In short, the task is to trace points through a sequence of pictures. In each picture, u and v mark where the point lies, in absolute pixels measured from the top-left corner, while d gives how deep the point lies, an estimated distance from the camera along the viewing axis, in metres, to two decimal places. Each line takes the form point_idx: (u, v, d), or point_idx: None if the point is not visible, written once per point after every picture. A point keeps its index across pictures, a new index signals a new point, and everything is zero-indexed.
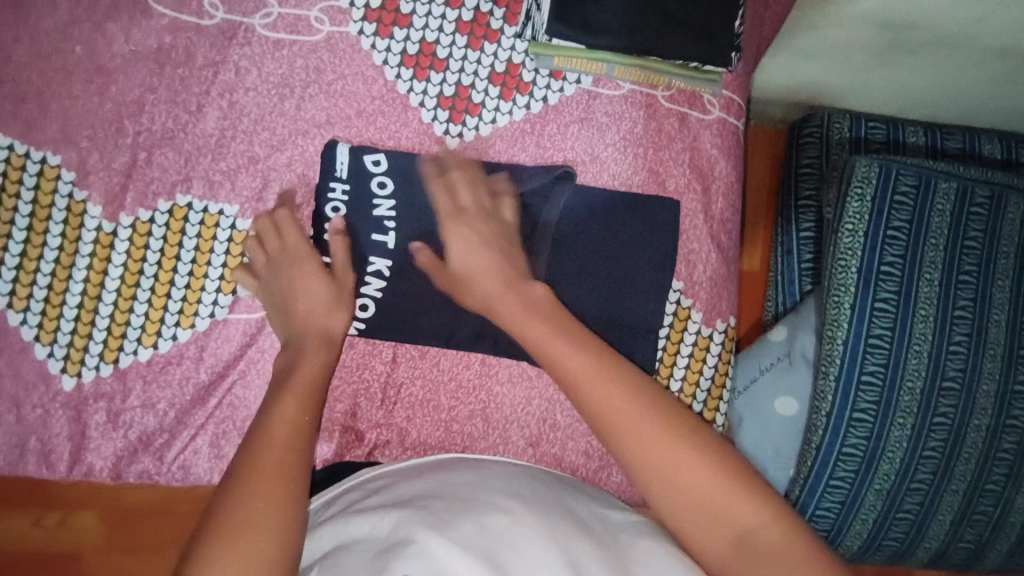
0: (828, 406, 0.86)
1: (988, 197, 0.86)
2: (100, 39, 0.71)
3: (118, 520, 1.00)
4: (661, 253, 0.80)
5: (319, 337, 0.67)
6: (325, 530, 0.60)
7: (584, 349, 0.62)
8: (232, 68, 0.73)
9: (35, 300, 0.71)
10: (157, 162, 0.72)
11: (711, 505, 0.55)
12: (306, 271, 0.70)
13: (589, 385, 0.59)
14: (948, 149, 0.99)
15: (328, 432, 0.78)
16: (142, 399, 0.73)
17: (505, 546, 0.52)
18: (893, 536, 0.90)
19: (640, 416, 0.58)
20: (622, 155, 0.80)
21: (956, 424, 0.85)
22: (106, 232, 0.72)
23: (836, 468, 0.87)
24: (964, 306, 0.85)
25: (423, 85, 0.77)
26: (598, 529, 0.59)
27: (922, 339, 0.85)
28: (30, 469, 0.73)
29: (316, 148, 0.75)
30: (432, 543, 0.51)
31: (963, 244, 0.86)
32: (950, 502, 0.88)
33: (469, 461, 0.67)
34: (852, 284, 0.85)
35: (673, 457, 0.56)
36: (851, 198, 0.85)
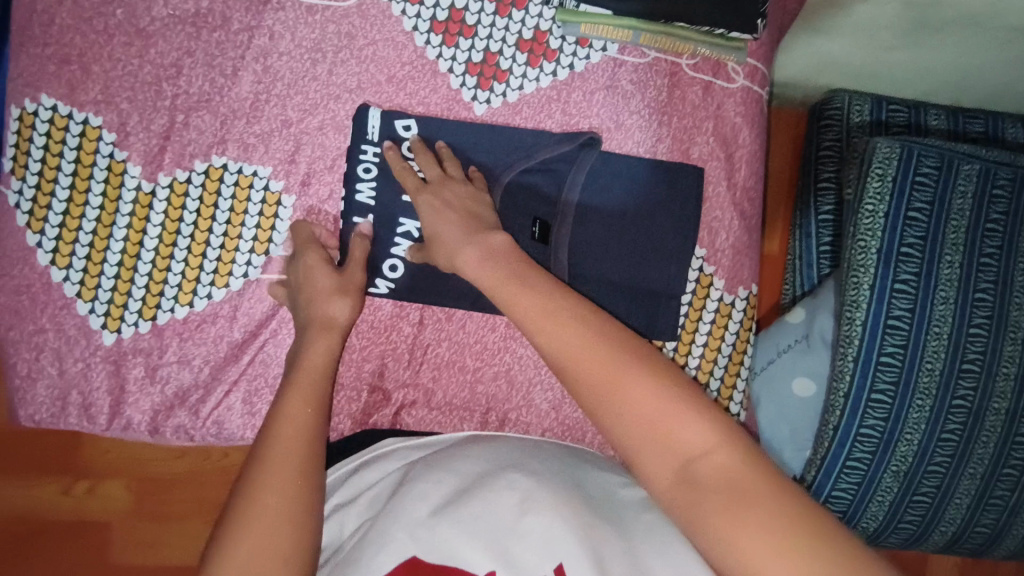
0: (846, 386, 0.86)
1: (1010, 179, 0.86)
2: (140, 3, 0.72)
3: (145, 489, 1.02)
4: (684, 220, 0.81)
5: (322, 325, 0.69)
6: (346, 511, 0.63)
7: (543, 287, 0.60)
8: (266, 32, 0.75)
9: (77, 258, 0.74)
10: (194, 124, 0.74)
11: (653, 425, 0.49)
12: (314, 265, 0.72)
13: (540, 314, 0.58)
14: (970, 133, 1.00)
15: (356, 392, 0.79)
16: (179, 355, 0.76)
17: (514, 529, 0.53)
18: (909, 518, 0.91)
19: (582, 339, 0.55)
20: (646, 122, 0.81)
21: (975, 407, 0.85)
22: (145, 192, 0.74)
23: (853, 449, 0.86)
24: (986, 288, 0.84)
25: (452, 51, 0.78)
26: (604, 504, 0.59)
27: (942, 322, 0.84)
28: (71, 421, 0.75)
29: (348, 112, 0.77)
30: (442, 527, 0.54)
31: (985, 227, 0.85)
32: (967, 486, 0.88)
33: (481, 438, 0.70)
34: (872, 264, 0.85)
35: (614, 375, 0.52)
36: (871, 177, 0.87)
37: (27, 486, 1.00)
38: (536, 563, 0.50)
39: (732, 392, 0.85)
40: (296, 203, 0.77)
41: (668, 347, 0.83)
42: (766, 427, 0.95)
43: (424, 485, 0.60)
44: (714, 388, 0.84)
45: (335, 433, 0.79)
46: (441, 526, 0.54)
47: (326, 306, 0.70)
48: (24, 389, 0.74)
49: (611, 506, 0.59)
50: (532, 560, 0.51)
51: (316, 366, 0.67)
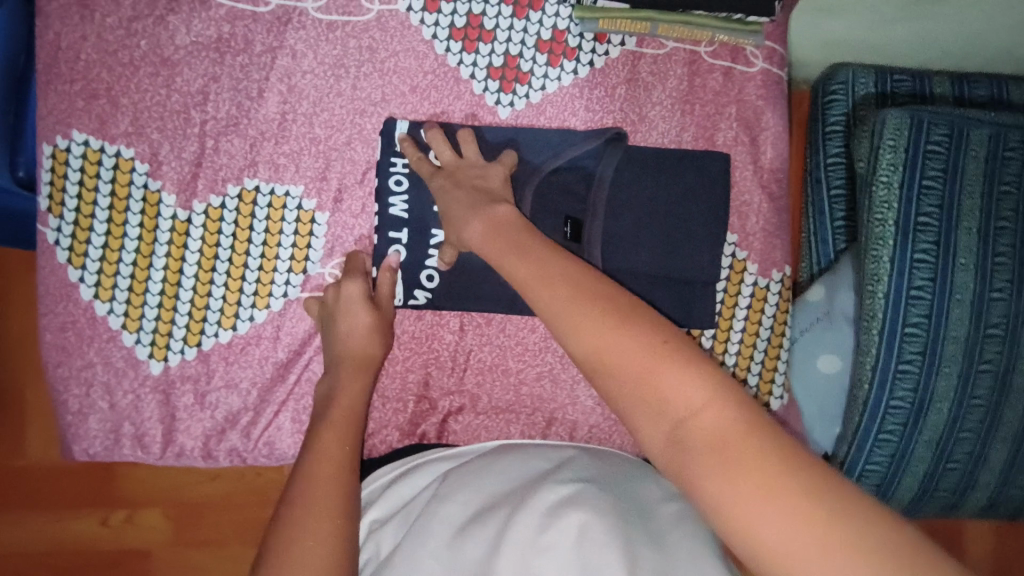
0: (873, 359, 0.86)
1: (1019, 142, 0.86)
2: (164, 33, 0.73)
3: (182, 514, 1.01)
4: (714, 206, 0.81)
5: (359, 364, 0.71)
6: (382, 532, 0.63)
7: (545, 265, 0.59)
8: (289, 52, 0.75)
9: (120, 290, 0.74)
10: (224, 149, 0.75)
11: (645, 390, 0.47)
12: (352, 301, 0.72)
13: (540, 294, 0.57)
14: (975, 97, 0.97)
15: (403, 402, 0.80)
16: (226, 380, 0.76)
17: (538, 545, 0.53)
18: (944, 487, 0.91)
19: (580, 314, 0.53)
20: (669, 113, 0.82)
21: (1002, 371, 0.85)
22: (181, 219, 0.75)
23: (884, 422, 0.87)
24: (1004, 252, 0.84)
25: (472, 57, 0.78)
26: (639, 507, 0.59)
27: (963, 288, 0.84)
28: (125, 452, 0.76)
29: (374, 125, 0.77)
30: (473, 546, 0.55)
31: (998, 190, 0.85)
32: (999, 450, 0.88)
33: (510, 447, 0.70)
34: (891, 236, 0.85)
35: (608, 346, 0.50)
36: (884, 150, 0.87)
37: (62, 520, 0.99)
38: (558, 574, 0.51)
39: (773, 376, 0.85)
40: (330, 220, 0.77)
41: (707, 335, 0.83)
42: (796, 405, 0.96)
43: (454, 504, 0.61)
44: (755, 373, 0.84)
45: (384, 445, 0.80)
46: (471, 544, 0.55)
47: (362, 346, 0.71)
48: (77, 425, 0.75)
49: (642, 513, 0.58)
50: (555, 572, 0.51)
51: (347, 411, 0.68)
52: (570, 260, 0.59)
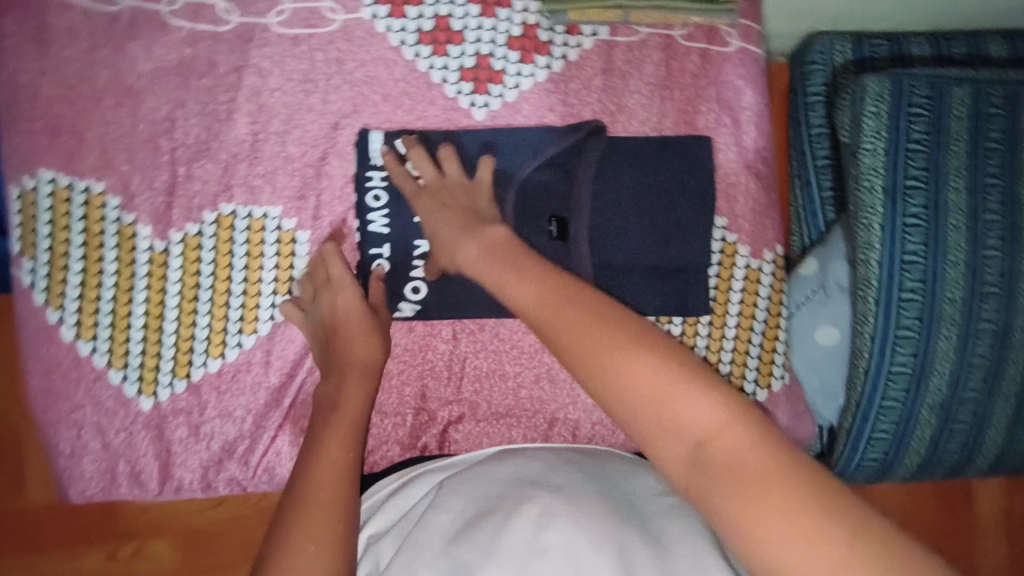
0: (871, 328, 0.85)
1: (1002, 97, 0.85)
2: (124, 61, 0.71)
3: (188, 542, 0.98)
4: (701, 192, 0.80)
5: (361, 372, 0.68)
6: (380, 545, 0.61)
7: (544, 285, 0.59)
8: (255, 70, 0.73)
9: (102, 327, 0.73)
10: (197, 175, 0.73)
11: (663, 411, 0.48)
12: (349, 304, 0.70)
13: (544, 313, 0.56)
14: (954, 56, 0.96)
15: (401, 416, 0.78)
16: (219, 409, 0.75)
17: (532, 546, 0.53)
18: (952, 449, 0.90)
19: (587, 334, 0.53)
20: (648, 100, 0.80)
21: (1002, 328, 0.84)
22: (159, 250, 0.73)
23: (887, 389, 0.86)
24: (995, 209, 0.84)
25: (443, 60, 0.77)
26: (637, 510, 0.59)
27: (956, 249, 0.84)
28: (123, 491, 0.74)
29: (348, 138, 0.75)
30: (463, 553, 0.54)
31: (985, 146, 0.84)
32: (1004, 407, 0.87)
33: (507, 453, 0.68)
34: (880, 203, 0.84)
35: (618, 367, 0.50)
36: (866, 117, 0.85)
37: (65, 558, 0.97)
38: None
39: (773, 356, 0.83)
40: (311, 238, 0.75)
41: (703, 322, 0.82)
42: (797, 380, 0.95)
43: (446, 514, 0.59)
44: (754, 356, 0.83)
45: (386, 461, 0.78)
46: (462, 552, 0.54)
47: (363, 355, 0.69)
48: (71, 467, 0.73)
49: (642, 518, 0.57)
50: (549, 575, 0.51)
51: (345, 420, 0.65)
52: (567, 278, 0.59)
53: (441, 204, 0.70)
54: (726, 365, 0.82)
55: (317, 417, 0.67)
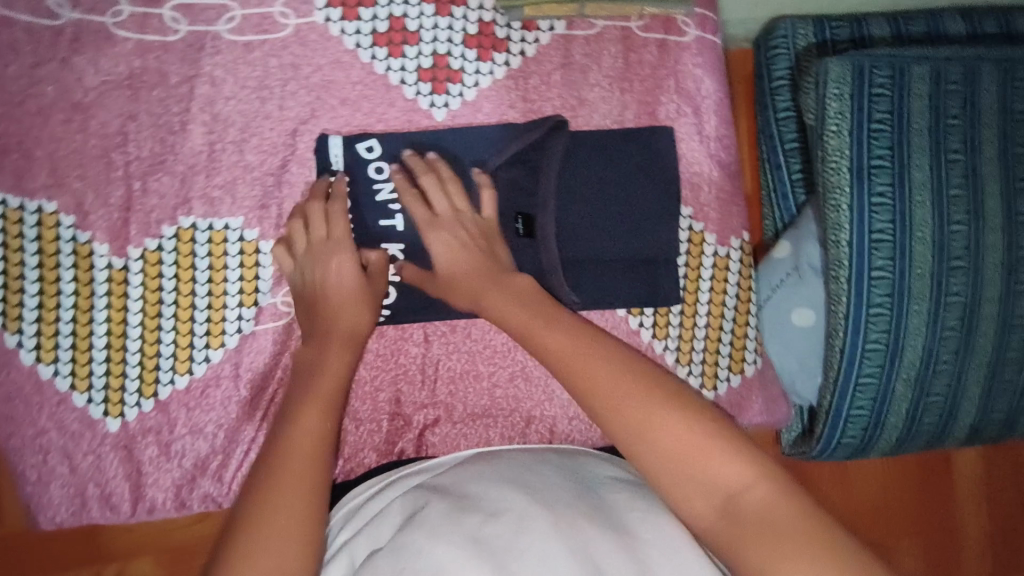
0: (845, 307, 0.86)
1: (960, 73, 0.86)
2: (70, 75, 0.70)
3: (176, 560, 0.96)
4: (666, 182, 0.80)
5: (349, 338, 0.69)
6: (357, 544, 0.60)
7: (578, 342, 0.66)
8: (207, 79, 0.72)
9: (63, 349, 0.71)
10: (153, 189, 0.71)
11: (694, 472, 0.57)
12: (342, 270, 0.70)
13: (580, 369, 0.64)
14: (913, 34, 0.97)
15: (376, 422, 0.78)
16: (190, 426, 0.73)
17: (511, 546, 0.53)
18: (928, 421, 0.91)
19: (624, 392, 0.62)
20: (609, 93, 0.80)
21: (970, 299, 0.86)
22: (117, 267, 0.71)
23: (863, 365, 0.87)
24: (958, 184, 0.85)
25: (400, 61, 0.76)
26: (610, 512, 0.59)
27: (923, 225, 0.85)
28: (94, 515, 0.73)
29: (307, 145, 0.74)
30: (442, 551, 0.52)
31: (946, 123, 0.86)
32: (976, 377, 0.89)
33: (482, 454, 0.68)
34: (847, 183, 0.85)
35: (654, 426, 0.59)
36: (830, 99, 0.86)
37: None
38: None
39: (745, 342, 0.84)
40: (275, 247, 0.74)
41: (674, 312, 0.82)
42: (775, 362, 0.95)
43: (423, 512, 0.58)
44: (726, 343, 0.83)
45: (362, 469, 0.77)
46: (442, 548, 0.52)
47: (352, 323, 0.70)
48: (39, 494, 0.72)
49: (615, 518, 0.58)
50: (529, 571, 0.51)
51: (325, 384, 0.67)
52: (594, 336, 0.67)
53: (463, 248, 0.72)
54: (699, 354, 0.83)
55: (300, 376, 0.68)
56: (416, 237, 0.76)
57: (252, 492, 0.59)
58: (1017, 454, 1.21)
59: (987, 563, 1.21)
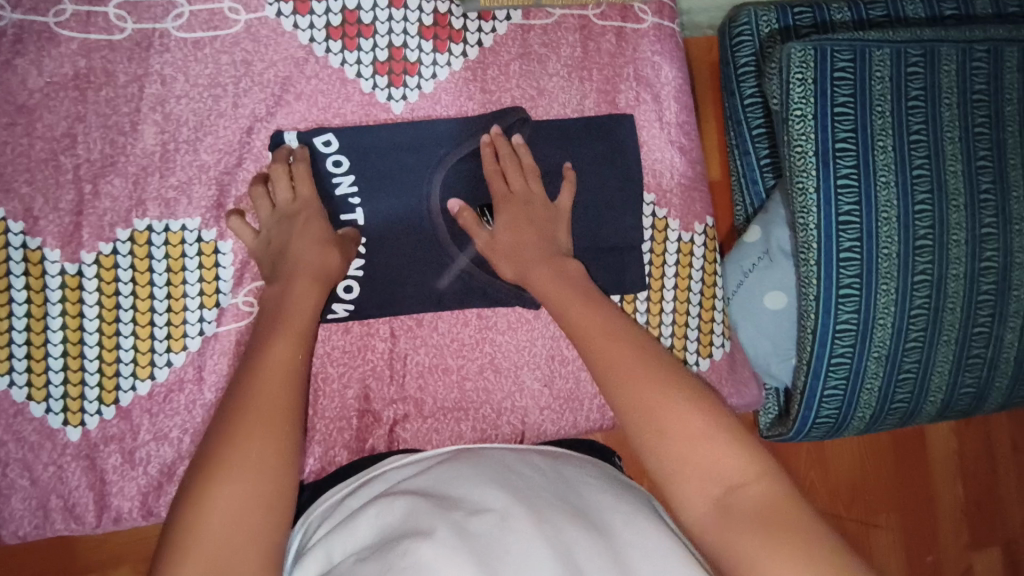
0: (815, 288, 0.86)
1: (921, 54, 0.88)
2: (13, 77, 0.68)
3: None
4: (629, 167, 0.80)
5: (318, 274, 0.67)
6: (335, 539, 0.57)
7: (595, 326, 0.65)
8: (157, 78, 0.71)
9: (17, 359, 0.69)
10: (105, 191, 0.70)
11: (698, 460, 0.56)
12: (308, 221, 0.69)
13: (599, 350, 0.63)
14: (873, 19, 0.98)
15: (345, 420, 0.77)
16: (154, 432, 0.72)
17: (495, 546, 0.50)
18: (900, 399, 0.92)
19: (642, 375, 0.60)
20: (568, 82, 0.80)
21: (937, 277, 0.87)
22: (71, 273, 0.70)
23: (834, 346, 0.88)
24: (921, 165, 0.87)
25: (356, 54, 0.75)
26: (591, 509, 0.56)
27: (888, 206, 0.86)
28: (58, 527, 0.71)
29: (263, 142, 0.73)
30: (422, 550, 0.49)
31: (908, 105, 0.87)
32: (945, 353, 0.90)
33: (466, 452, 0.65)
34: (813, 166, 0.85)
35: (666, 409, 0.58)
36: (793, 83, 0.86)
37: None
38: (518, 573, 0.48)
39: (712, 326, 0.85)
40: (234, 248, 0.73)
41: (641, 299, 0.82)
42: (748, 346, 0.96)
43: (401, 514, 0.56)
44: (694, 327, 0.84)
45: (333, 468, 0.76)
46: (424, 547, 0.49)
47: (319, 260, 0.68)
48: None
49: (596, 514, 0.56)
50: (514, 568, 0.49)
51: (281, 368, 0.59)
52: (614, 317, 0.66)
53: (525, 223, 0.73)
54: (667, 338, 0.83)
55: (265, 315, 0.65)
56: (378, 232, 0.75)
57: (192, 495, 0.51)
58: (987, 429, 1.24)
59: (964, 536, 1.23)
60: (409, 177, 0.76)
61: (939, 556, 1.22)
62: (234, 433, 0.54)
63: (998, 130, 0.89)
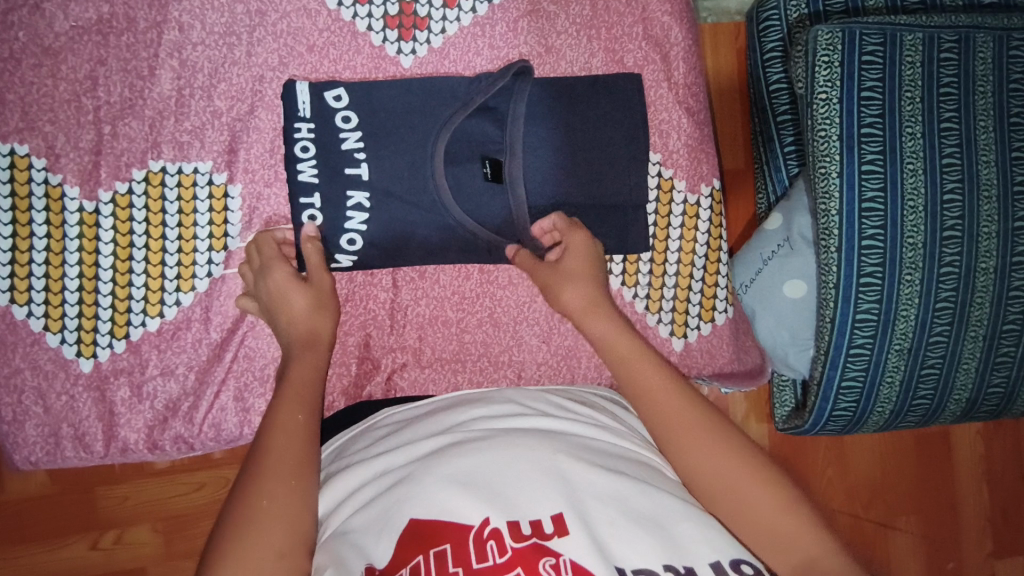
0: (835, 276, 0.85)
1: (955, 40, 0.85)
2: (40, 20, 0.71)
3: (172, 528, 0.96)
4: (634, 126, 0.80)
5: (308, 344, 0.67)
6: (341, 480, 0.55)
7: (664, 391, 0.62)
8: (175, 25, 0.73)
9: (36, 291, 0.73)
10: (123, 133, 0.73)
11: (769, 526, 0.54)
12: (282, 280, 0.69)
13: (665, 422, 0.60)
14: (908, 5, 0.92)
15: (345, 366, 0.78)
16: (161, 368, 0.75)
17: (506, 478, 0.49)
18: (922, 395, 0.90)
19: (712, 454, 0.58)
20: (576, 40, 0.80)
21: (964, 270, 0.85)
22: (89, 211, 0.73)
23: (853, 336, 0.86)
24: (952, 153, 0.84)
25: (367, 8, 0.76)
26: (594, 448, 0.54)
27: (915, 194, 0.84)
28: (68, 454, 0.74)
29: (275, 91, 0.75)
30: (438, 487, 0.48)
31: (939, 91, 0.85)
32: (971, 350, 0.87)
33: (471, 398, 0.63)
34: (836, 152, 0.84)
35: (743, 486, 0.56)
36: (819, 67, 0.84)
37: (52, 550, 0.94)
38: (534, 505, 0.47)
39: (716, 291, 0.84)
40: (243, 192, 0.75)
41: (644, 260, 0.82)
42: (765, 334, 0.93)
43: (405, 456, 0.53)
44: (697, 292, 0.84)
45: (331, 412, 0.78)
46: (431, 479, 0.49)
47: (313, 328, 0.68)
48: (13, 433, 0.73)
49: (599, 453, 0.54)
50: (529, 500, 0.47)
51: (298, 430, 0.58)
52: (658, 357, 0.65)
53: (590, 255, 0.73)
54: (669, 302, 0.83)
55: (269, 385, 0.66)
56: (384, 186, 0.75)
57: (247, 491, 0.54)
58: (1017, 435, 1.19)
59: (989, 544, 1.18)
60: (413, 137, 0.76)
61: (961, 564, 1.18)
62: (265, 474, 0.54)
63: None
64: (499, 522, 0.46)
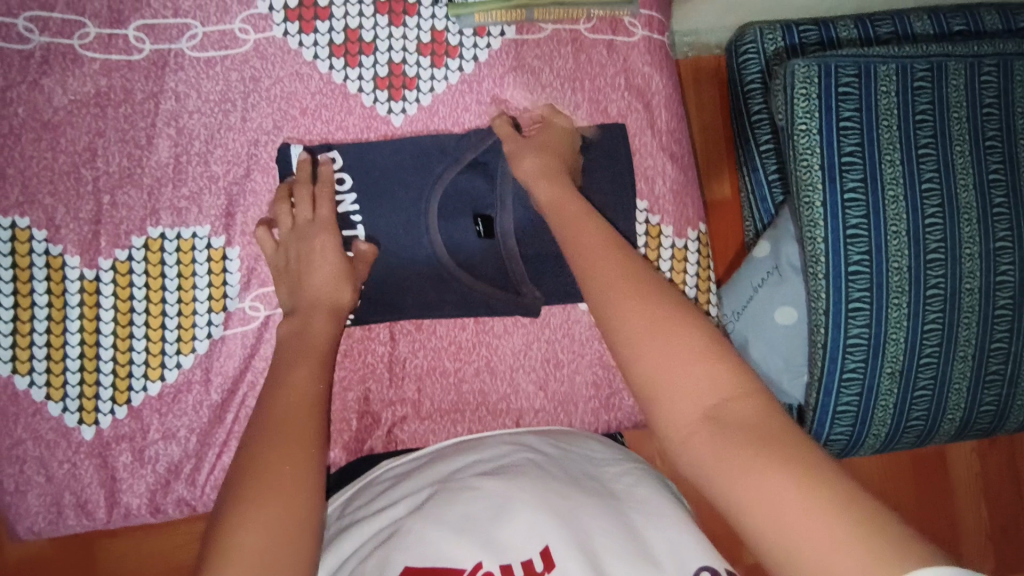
0: (824, 303, 0.87)
1: (928, 69, 0.88)
2: (40, 97, 0.73)
3: None
4: (620, 174, 0.83)
5: (331, 310, 0.69)
6: (343, 540, 0.55)
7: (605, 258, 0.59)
8: (172, 95, 0.75)
9: (38, 360, 0.73)
10: (122, 202, 0.74)
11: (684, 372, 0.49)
12: (326, 248, 0.71)
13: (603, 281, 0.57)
14: (880, 36, 0.97)
15: (345, 421, 0.79)
16: (162, 431, 0.75)
17: (497, 520, 0.49)
18: (916, 416, 0.91)
19: (637, 302, 0.54)
20: (561, 92, 0.82)
21: (950, 292, 0.87)
22: (89, 278, 0.74)
23: (846, 361, 0.88)
24: (931, 178, 0.87)
25: (357, 70, 0.79)
26: (587, 486, 0.55)
27: (898, 219, 0.86)
28: (70, 523, 0.75)
29: (270, 154, 0.77)
30: (434, 534, 0.48)
31: (915, 120, 0.88)
32: (961, 370, 0.89)
33: (468, 443, 0.65)
34: (819, 181, 0.87)
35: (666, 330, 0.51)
36: (798, 100, 0.87)
37: None
38: (523, 542, 0.47)
39: None
40: (241, 254, 0.76)
41: None
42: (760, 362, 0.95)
43: (405, 508, 0.54)
44: None
45: (332, 468, 0.79)
46: (428, 527, 0.49)
47: (335, 288, 0.70)
48: (17, 503, 0.73)
49: (591, 489, 0.54)
50: (518, 538, 0.48)
51: (301, 420, 0.57)
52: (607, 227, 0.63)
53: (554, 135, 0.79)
54: None
55: (283, 349, 0.66)
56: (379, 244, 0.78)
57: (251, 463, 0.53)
58: (1013, 448, 1.19)
59: (991, 563, 1.19)
60: (407, 196, 0.79)
61: None
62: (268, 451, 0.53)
63: (1010, 144, 0.88)
64: (492, 566, 0.46)
